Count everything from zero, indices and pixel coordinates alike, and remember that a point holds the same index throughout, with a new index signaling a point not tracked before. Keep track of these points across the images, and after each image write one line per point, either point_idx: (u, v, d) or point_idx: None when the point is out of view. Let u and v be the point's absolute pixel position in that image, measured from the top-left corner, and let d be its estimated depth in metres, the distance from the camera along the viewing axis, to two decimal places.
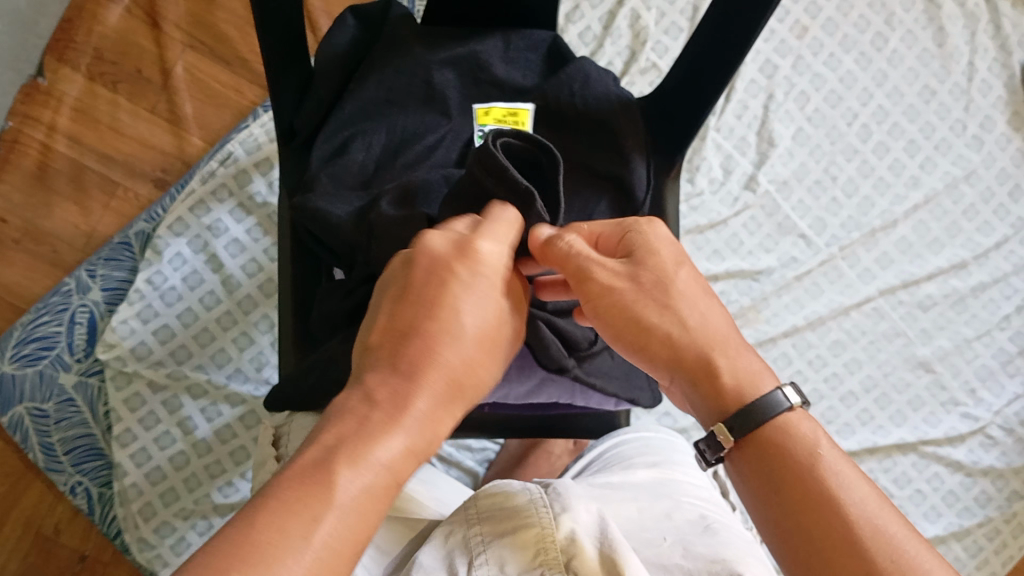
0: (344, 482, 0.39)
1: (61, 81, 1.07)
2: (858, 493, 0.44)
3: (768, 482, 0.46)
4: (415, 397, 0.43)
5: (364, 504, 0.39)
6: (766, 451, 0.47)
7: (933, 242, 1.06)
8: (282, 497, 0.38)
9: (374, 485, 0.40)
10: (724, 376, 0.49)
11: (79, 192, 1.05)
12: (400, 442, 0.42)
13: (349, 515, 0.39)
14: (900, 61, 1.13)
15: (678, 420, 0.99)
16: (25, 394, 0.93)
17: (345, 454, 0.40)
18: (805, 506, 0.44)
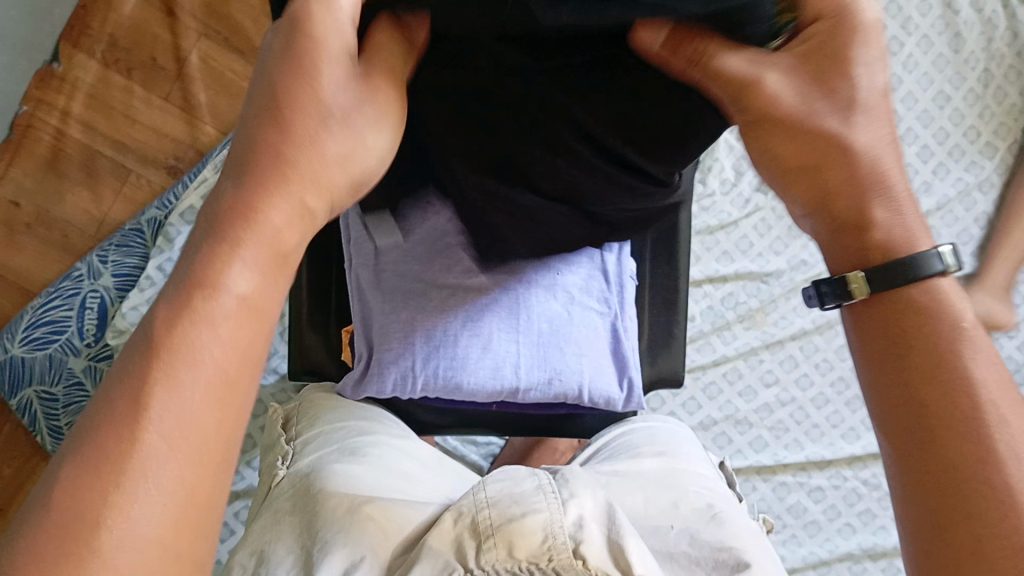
0: (187, 370, 0.35)
1: (76, 67, 1.06)
2: (978, 372, 0.42)
3: (893, 349, 0.44)
4: (274, 208, 0.39)
5: (219, 373, 0.36)
6: (895, 321, 0.44)
7: None
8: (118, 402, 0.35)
9: (229, 343, 0.37)
10: (876, 224, 0.44)
11: (93, 177, 1.07)
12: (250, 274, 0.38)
13: (198, 396, 0.35)
14: (915, 65, 1.12)
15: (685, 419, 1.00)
16: (35, 377, 0.94)
17: (183, 324, 0.36)
18: (928, 377, 0.42)
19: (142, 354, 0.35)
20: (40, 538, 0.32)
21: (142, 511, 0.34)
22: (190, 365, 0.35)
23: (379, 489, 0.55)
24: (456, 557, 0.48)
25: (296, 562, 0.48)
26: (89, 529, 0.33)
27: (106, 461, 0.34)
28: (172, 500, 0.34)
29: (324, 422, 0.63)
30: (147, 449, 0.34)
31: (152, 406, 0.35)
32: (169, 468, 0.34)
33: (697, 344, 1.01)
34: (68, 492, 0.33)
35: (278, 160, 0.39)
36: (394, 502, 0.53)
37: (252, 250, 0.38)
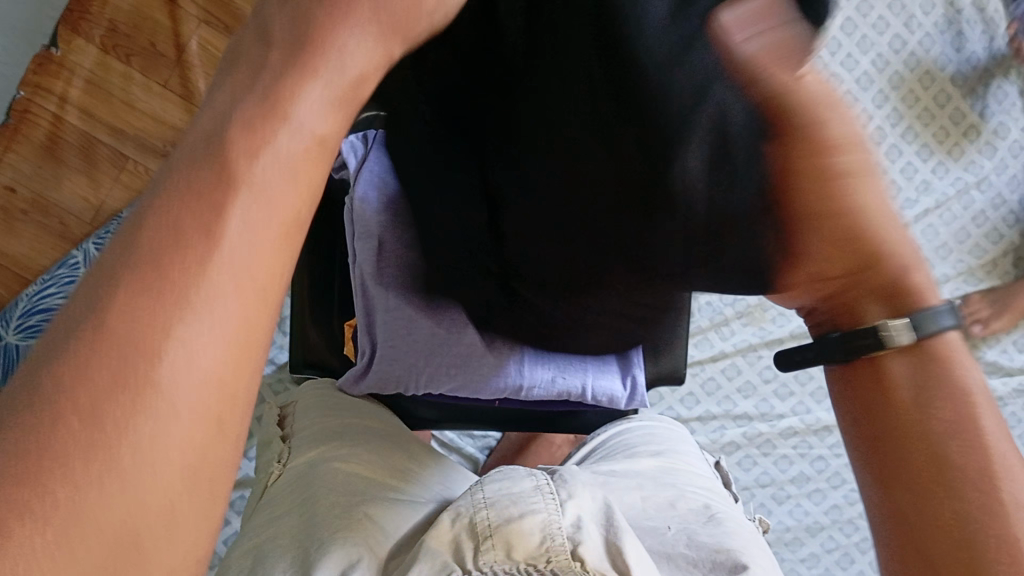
0: (229, 239, 0.29)
1: (75, 51, 1.04)
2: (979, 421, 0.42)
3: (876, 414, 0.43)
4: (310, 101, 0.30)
5: (257, 256, 0.29)
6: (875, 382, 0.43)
7: (941, 247, 1.09)
8: (135, 277, 0.28)
9: (270, 225, 0.30)
10: (886, 261, 0.42)
11: (91, 163, 1.07)
12: (299, 132, 0.31)
13: (239, 292, 0.29)
14: (917, 64, 1.11)
15: (684, 412, 1.00)
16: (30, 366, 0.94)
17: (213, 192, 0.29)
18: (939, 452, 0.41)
19: (164, 225, 0.28)
20: (28, 440, 0.26)
21: (171, 410, 0.28)
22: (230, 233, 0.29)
23: (376, 487, 0.55)
24: (453, 557, 0.47)
25: (293, 560, 0.48)
26: (93, 430, 0.26)
27: (153, 295, 0.28)
28: (212, 391, 0.28)
29: (320, 420, 0.63)
30: (173, 335, 0.28)
31: (182, 281, 0.28)
32: (200, 355, 0.28)
33: (695, 339, 1.01)
34: (84, 375, 0.27)
35: (321, 32, 0.31)
36: (389, 501, 0.53)
37: (318, 86, 0.31)
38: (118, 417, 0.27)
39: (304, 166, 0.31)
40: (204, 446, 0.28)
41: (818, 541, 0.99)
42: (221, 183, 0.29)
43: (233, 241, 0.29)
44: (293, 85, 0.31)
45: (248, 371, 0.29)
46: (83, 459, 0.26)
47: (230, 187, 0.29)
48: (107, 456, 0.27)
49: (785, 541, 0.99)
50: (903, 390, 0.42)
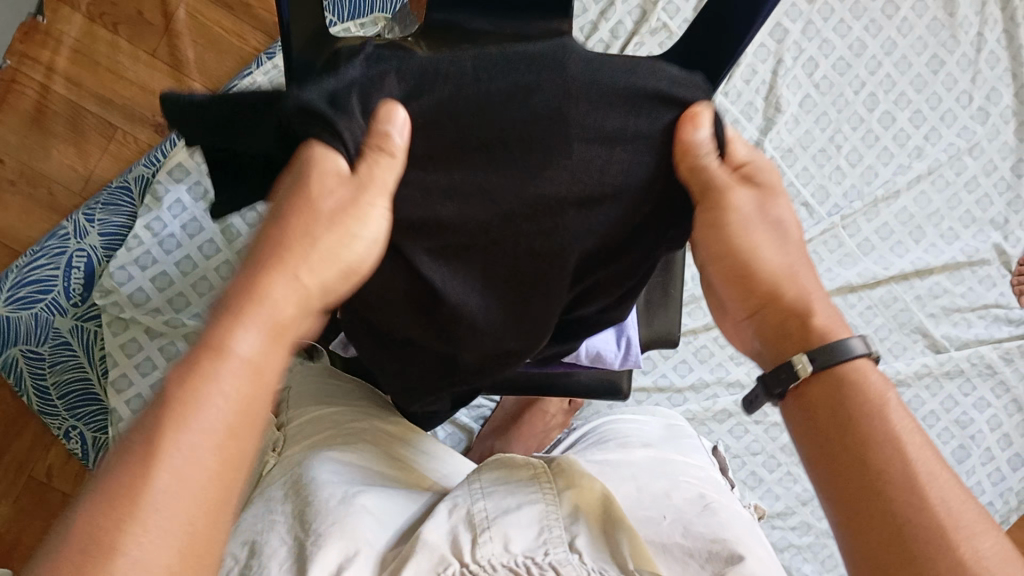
0: (174, 454, 0.35)
1: (60, 20, 1.06)
2: (906, 431, 0.43)
3: (810, 438, 0.46)
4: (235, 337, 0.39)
5: (199, 477, 0.35)
6: (806, 411, 0.47)
7: (932, 214, 1.05)
8: (114, 480, 0.34)
9: (204, 455, 0.36)
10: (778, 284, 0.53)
11: (79, 133, 1.05)
12: (224, 402, 0.37)
13: (176, 493, 0.35)
14: (909, 29, 1.10)
15: (676, 381, 0.99)
16: (20, 338, 0.93)
17: (170, 417, 0.36)
18: (863, 455, 0.43)
19: (127, 448, 0.35)
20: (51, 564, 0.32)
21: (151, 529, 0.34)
22: (213, 396, 0.37)
23: (377, 480, 0.56)
24: (451, 550, 0.46)
25: (289, 552, 0.48)
26: (107, 533, 0.33)
27: (119, 498, 0.34)
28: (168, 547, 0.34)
29: (319, 410, 0.63)
30: (158, 477, 0.34)
31: (179, 410, 0.36)
32: (183, 474, 0.35)
33: (689, 308, 1.00)
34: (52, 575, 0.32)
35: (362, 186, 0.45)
36: (388, 492, 0.54)
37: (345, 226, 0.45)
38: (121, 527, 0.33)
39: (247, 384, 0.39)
40: None
41: (809, 510, 0.98)
42: (176, 408, 0.36)
43: (191, 444, 0.36)
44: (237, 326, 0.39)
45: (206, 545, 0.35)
46: None
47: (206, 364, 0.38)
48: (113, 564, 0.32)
49: (778, 513, 0.97)
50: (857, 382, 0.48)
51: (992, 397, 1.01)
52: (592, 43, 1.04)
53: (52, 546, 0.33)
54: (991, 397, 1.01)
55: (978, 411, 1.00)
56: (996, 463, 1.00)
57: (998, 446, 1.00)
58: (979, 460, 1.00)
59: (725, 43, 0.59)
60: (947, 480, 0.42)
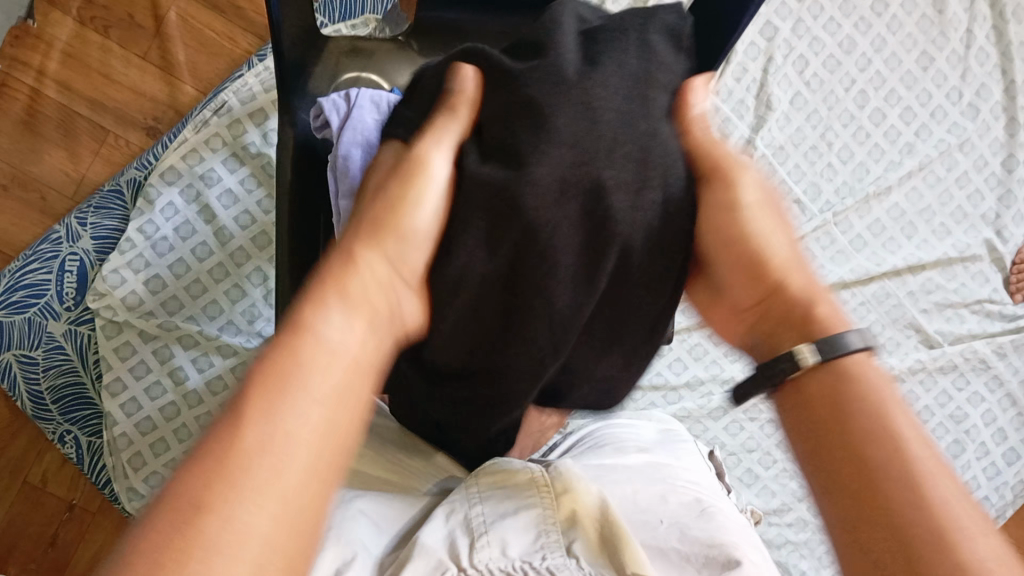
0: (280, 423, 0.36)
1: (52, 24, 1.06)
2: (898, 423, 0.41)
3: (805, 428, 0.44)
4: (314, 316, 0.40)
5: (301, 445, 0.36)
6: (803, 401, 0.45)
7: (924, 210, 1.06)
8: (215, 447, 0.34)
9: (303, 430, 0.36)
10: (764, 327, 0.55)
11: (70, 137, 1.05)
12: (318, 380, 0.38)
13: (286, 457, 0.35)
14: (899, 26, 1.10)
15: (671, 380, 0.99)
16: (14, 342, 0.94)
17: (261, 393, 0.36)
18: (860, 445, 0.41)
19: (223, 424, 0.35)
20: (157, 536, 0.32)
21: (260, 494, 0.34)
22: (299, 377, 0.37)
23: (375, 486, 0.56)
24: (449, 554, 0.46)
25: None
26: (206, 498, 0.33)
27: (219, 466, 0.34)
28: (290, 514, 0.34)
29: None
30: (254, 439, 0.35)
31: (277, 390, 0.37)
32: (274, 448, 0.35)
33: (683, 305, 1.02)
34: (150, 543, 0.31)
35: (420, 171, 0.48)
36: (384, 496, 0.54)
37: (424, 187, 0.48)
38: (223, 493, 0.33)
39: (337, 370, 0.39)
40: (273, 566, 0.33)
41: (805, 507, 0.98)
42: (265, 386, 0.37)
43: (284, 416, 0.36)
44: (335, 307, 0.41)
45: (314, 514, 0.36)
46: (186, 544, 0.31)
47: (295, 340, 0.39)
48: (220, 524, 0.32)
49: (774, 511, 0.97)
50: None
51: (986, 392, 1.01)
52: None
53: (152, 520, 0.32)
54: (985, 392, 1.01)
55: (973, 405, 1.01)
56: (991, 457, 1.00)
57: (992, 441, 1.01)
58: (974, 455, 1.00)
59: (717, 40, 0.59)
60: (944, 481, 0.40)
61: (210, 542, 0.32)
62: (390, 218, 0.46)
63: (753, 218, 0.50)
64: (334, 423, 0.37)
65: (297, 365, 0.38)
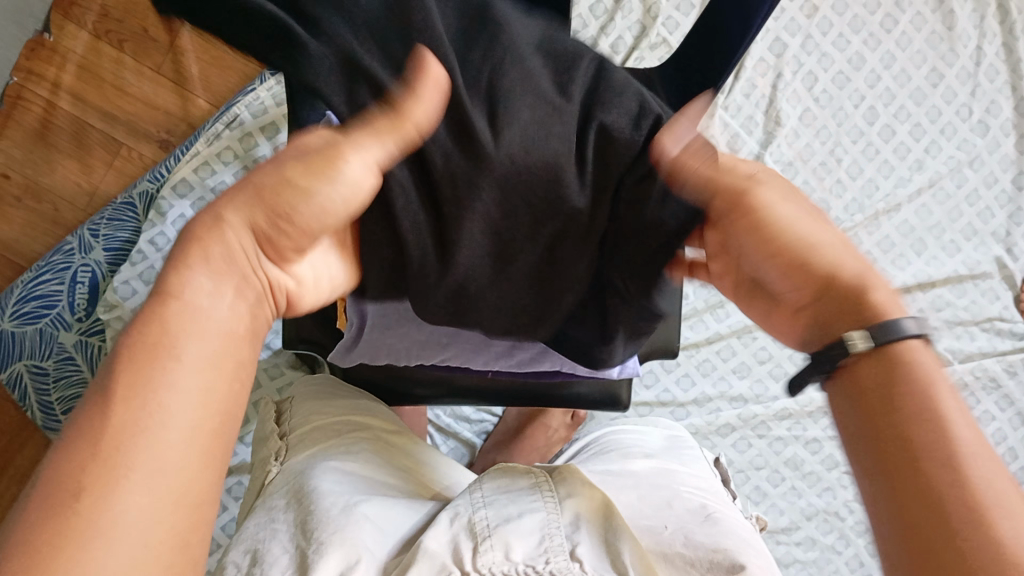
0: (166, 398, 0.35)
1: (67, 37, 1.07)
2: (941, 393, 0.36)
3: (861, 408, 0.37)
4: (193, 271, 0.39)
5: (194, 417, 0.36)
6: (857, 384, 0.38)
7: (934, 226, 1.06)
8: (79, 434, 0.34)
9: (182, 409, 0.35)
10: None
11: (83, 149, 1.06)
12: (194, 349, 0.37)
13: (170, 432, 0.35)
14: (908, 43, 1.10)
15: (679, 396, 0.99)
16: (25, 352, 0.94)
17: (122, 377, 0.35)
18: (892, 416, 0.36)
19: (89, 406, 0.34)
20: (32, 515, 0.32)
21: (139, 476, 0.33)
22: (170, 351, 0.36)
23: (378, 489, 0.56)
24: (452, 558, 0.46)
25: (290, 561, 0.48)
26: (89, 475, 0.33)
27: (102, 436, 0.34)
28: (159, 514, 0.34)
29: (320, 419, 0.63)
30: (128, 415, 0.34)
31: (158, 366, 0.36)
32: (148, 448, 0.34)
33: (690, 321, 1.01)
34: (42, 518, 0.32)
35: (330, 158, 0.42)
36: (388, 500, 0.54)
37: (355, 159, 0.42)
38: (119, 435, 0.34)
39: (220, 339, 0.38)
40: (182, 523, 0.35)
41: (814, 525, 0.97)
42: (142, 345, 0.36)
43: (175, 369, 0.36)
44: (189, 268, 0.39)
45: (211, 464, 0.36)
46: (67, 520, 0.32)
47: (159, 310, 0.37)
48: (106, 508, 0.32)
49: (783, 529, 0.96)
50: None
51: (997, 410, 1.01)
52: None
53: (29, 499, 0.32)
54: (996, 410, 1.01)
55: (983, 424, 1.00)
56: None
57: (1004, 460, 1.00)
58: None
59: (721, 52, 0.60)
60: (1011, 484, 0.33)
61: (100, 505, 0.32)
62: (316, 174, 0.42)
63: (779, 207, 0.45)
64: (201, 381, 0.36)
65: (165, 337, 0.36)
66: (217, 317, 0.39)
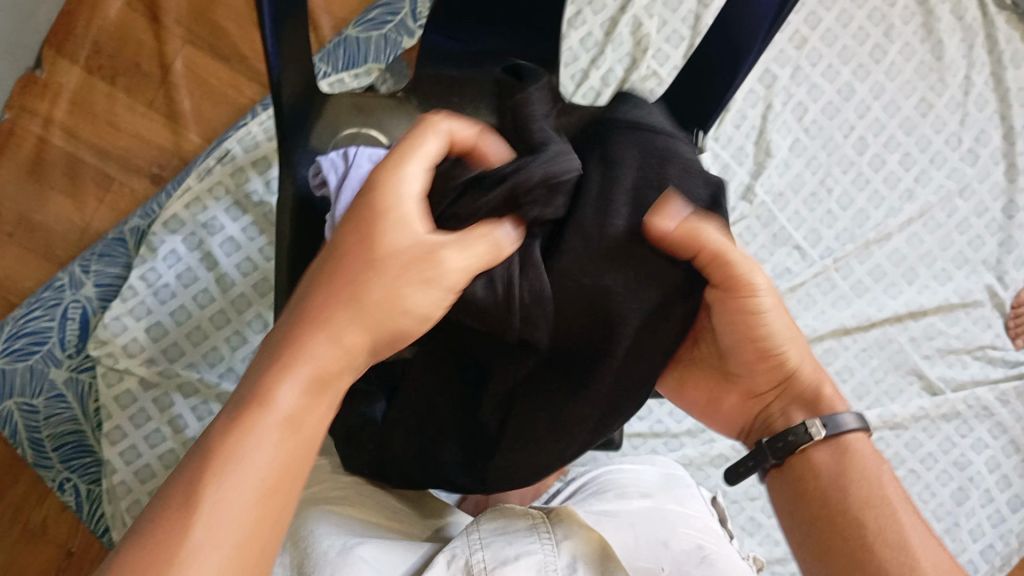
0: (215, 499, 0.39)
1: (59, 73, 1.07)
2: (894, 500, 0.56)
3: (803, 496, 0.59)
4: (280, 386, 0.42)
5: (257, 512, 0.40)
6: (804, 471, 0.59)
7: (925, 255, 1.06)
8: (150, 535, 0.39)
9: (251, 505, 0.40)
10: (744, 407, 0.65)
11: (76, 185, 1.06)
12: (270, 443, 0.41)
13: (229, 536, 0.39)
14: (897, 73, 1.11)
15: (671, 426, 0.99)
16: (16, 389, 0.93)
17: (203, 473, 0.40)
18: (859, 517, 0.55)
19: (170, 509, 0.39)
20: None
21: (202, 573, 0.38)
22: (246, 456, 0.41)
23: (375, 530, 0.55)
24: None
25: None
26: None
27: (167, 539, 0.38)
28: None
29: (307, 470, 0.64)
30: (202, 527, 0.39)
31: (226, 463, 0.40)
32: (221, 532, 0.39)
33: None
34: None
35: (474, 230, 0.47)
36: (386, 543, 0.54)
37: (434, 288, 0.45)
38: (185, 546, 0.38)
39: (285, 446, 0.42)
40: None
41: None
42: (223, 449, 0.41)
43: (251, 459, 0.41)
44: (281, 377, 0.42)
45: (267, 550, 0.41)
46: None
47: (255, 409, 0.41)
48: None
49: (777, 558, 0.96)
50: (823, 471, 0.58)
51: (990, 438, 1.01)
52: (583, 90, 1.05)
53: None
54: (989, 438, 1.01)
55: (976, 452, 1.00)
56: (996, 505, 0.99)
57: (997, 487, 1.00)
58: (978, 501, 0.99)
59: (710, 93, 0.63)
60: (945, 563, 0.54)
61: None
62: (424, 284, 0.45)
63: (771, 322, 0.60)
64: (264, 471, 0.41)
65: (242, 444, 0.41)
66: (305, 404, 0.43)
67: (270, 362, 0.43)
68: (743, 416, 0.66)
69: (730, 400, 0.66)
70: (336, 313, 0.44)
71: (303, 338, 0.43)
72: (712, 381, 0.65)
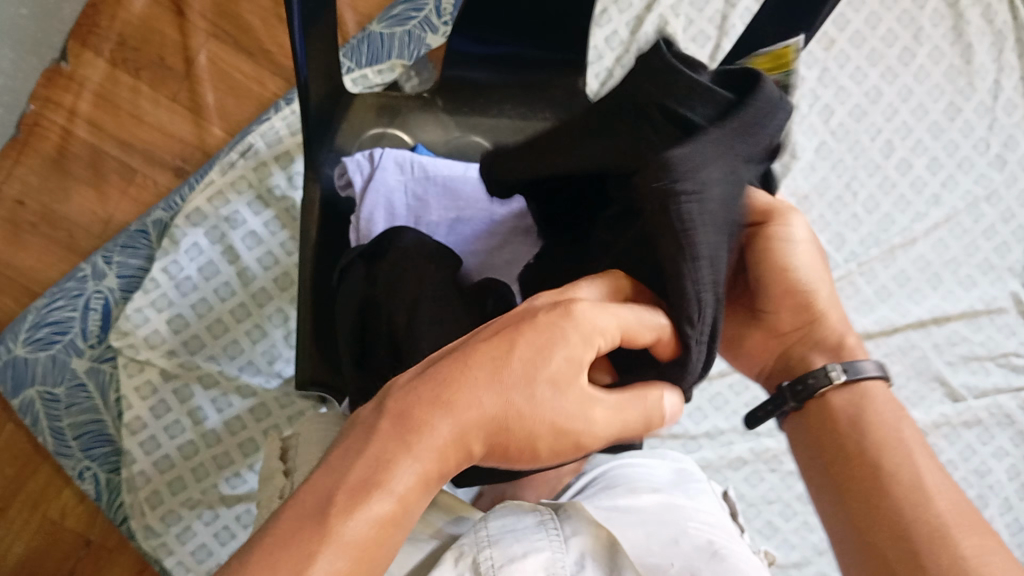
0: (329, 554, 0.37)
1: (84, 65, 1.08)
2: (913, 445, 0.56)
3: (820, 442, 0.59)
4: (416, 448, 0.39)
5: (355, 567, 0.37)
6: (823, 416, 0.59)
7: (950, 261, 1.05)
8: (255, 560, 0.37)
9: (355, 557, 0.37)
10: (770, 349, 0.66)
11: (99, 176, 1.07)
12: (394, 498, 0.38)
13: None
14: (926, 76, 1.10)
15: (690, 428, 0.98)
16: (37, 378, 0.94)
17: (326, 518, 0.37)
18: (874, 464, 0.56)
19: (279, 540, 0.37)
20: None
21: None
22: (366, 513, 0.38)
23: None
24: None
25: None
26: None
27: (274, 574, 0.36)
28: None
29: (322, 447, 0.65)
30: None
31: (352, 511, 0.37)
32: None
33: None
34: None
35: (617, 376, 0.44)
36: (396, 537, 0.54)
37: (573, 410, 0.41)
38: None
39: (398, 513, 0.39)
40: None
41: (826, 560, 0.96)
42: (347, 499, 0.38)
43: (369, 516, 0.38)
44: (417, 442, 0.39)
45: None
46: None
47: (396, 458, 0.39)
48: None
49: (793, 563, 0.96)
50: (842, 418, 0.58)
51: (1011, 446, 0.99)
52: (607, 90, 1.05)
53: None
54: (1010, 446, 0.99)
55: (997, 460, 0.99)
56: (1016, 513, 0.98)
57: (1017, 496, 0.98)
58: (998, 509, 0.98)
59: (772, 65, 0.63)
60: (964, 515, 0.53)
61: None
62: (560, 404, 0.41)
63: (803, 260, 0.61)
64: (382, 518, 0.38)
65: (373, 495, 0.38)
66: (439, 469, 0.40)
67: (404, 421, 0.39)
68: (771, 357, 0.66)
69: (747, 343, 0.67)
70: (484, 384, 0.40)
71: (451, 383, 0.40)
72: (741, 322, 0.66)
